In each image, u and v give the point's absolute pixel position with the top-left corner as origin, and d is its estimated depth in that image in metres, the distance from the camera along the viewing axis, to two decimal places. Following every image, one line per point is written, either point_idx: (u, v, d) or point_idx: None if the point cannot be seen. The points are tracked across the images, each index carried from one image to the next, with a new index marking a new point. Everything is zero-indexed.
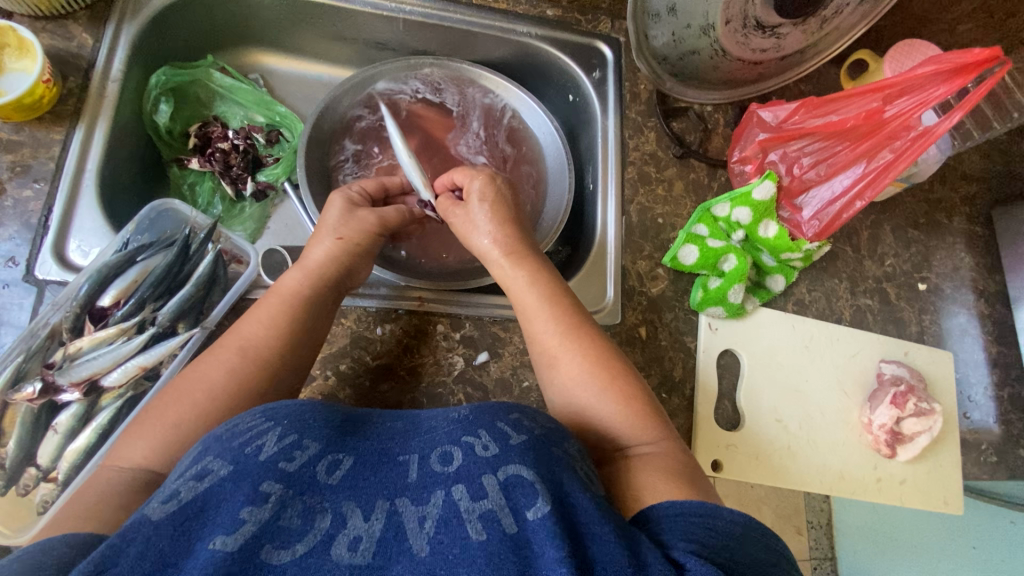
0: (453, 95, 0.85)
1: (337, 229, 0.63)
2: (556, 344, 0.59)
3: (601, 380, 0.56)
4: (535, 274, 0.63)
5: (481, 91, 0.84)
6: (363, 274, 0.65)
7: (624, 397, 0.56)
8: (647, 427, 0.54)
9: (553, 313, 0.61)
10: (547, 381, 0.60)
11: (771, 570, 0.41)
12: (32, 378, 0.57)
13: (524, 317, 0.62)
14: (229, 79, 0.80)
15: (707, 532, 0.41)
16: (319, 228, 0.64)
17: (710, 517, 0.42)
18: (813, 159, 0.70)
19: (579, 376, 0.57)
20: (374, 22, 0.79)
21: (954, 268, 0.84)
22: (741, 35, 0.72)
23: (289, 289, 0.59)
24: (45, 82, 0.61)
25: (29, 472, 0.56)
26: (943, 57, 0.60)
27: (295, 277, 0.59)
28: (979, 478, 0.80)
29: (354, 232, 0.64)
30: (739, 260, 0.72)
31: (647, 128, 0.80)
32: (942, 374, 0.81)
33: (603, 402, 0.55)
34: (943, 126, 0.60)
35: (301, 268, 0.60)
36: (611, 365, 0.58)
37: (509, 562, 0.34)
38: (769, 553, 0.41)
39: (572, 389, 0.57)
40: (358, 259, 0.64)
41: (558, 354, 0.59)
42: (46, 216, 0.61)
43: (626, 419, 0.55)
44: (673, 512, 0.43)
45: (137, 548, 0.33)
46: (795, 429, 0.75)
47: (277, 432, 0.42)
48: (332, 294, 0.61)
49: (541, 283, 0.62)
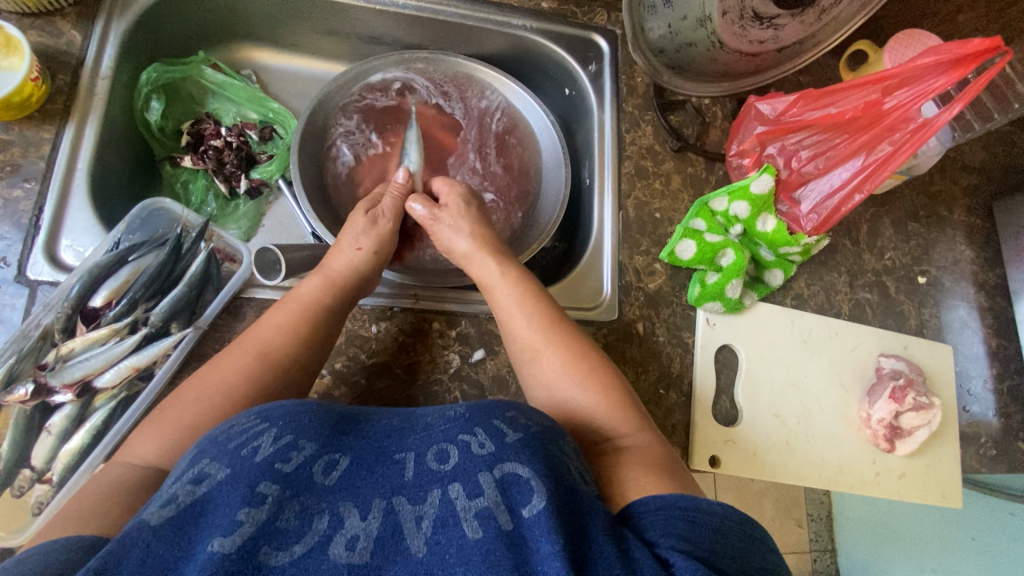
0: (458, 108, 0.84)
1: (356, 240, 0.64)
2: (537, 336, 0.60)
3: (580, 373, 0.57)
4: (515, 272, 0.65)
5: (478, 94, 0.83)
6: (375, 275, 0.65)
7: (602, 387, 0.56)
8: (628, 417, 0.54)
9: (534, 306, 0.62)
10: (526, 378, 0.60)
11: (753, 564, 0.40)
12: (25, 379, 0.56)
13: (502, 321, 0.62)
14: (220, 75, 0.79)
15: (688, 525, 0.40)
16: (339, 239, 0.65)
17: (691, 509, 0.42)
18: (811, 152, 0.70)
19: (559, 372, 0.57)
20: (366, 16, 0.78)
21: (954, 261, 0.83)
22: (739, 27, 0.69)
23: (310, 297, 0.59)
24: (34, 81, 0.60)
25: (23, 474, 0.56)
26: (942, 48, 0.59)
27: (316, 285, 0.60)
28: (978, 471, 0.80)
29: (377, 241, 0.65)
30: (737, 254, 0.71)
31: (644, 122, 0.80)
32: (941, 368, 0.80)
33: (584, 392, 0.56)
34: (942, 118, 0.60)
35: (322, 276, 0.61)
36: (588, 361, 0.58)
37: (504, 559, 0.34)
38: (751, 545, 0.41)
39: (552, 383, 0.57)
40: (377, 267, 0.65)
41: (537, 352, 0.59)
42: (37, 216, 0.61)
43: (609, 406, 0.55)
44: (652, 507, 0.42)
45: (137, 554, 0.32)
46: (793, 423, 0.74)
47: (273, 433, 0.41)
48: (345, 293, 0.61)
49: (521, 282, 0.64)
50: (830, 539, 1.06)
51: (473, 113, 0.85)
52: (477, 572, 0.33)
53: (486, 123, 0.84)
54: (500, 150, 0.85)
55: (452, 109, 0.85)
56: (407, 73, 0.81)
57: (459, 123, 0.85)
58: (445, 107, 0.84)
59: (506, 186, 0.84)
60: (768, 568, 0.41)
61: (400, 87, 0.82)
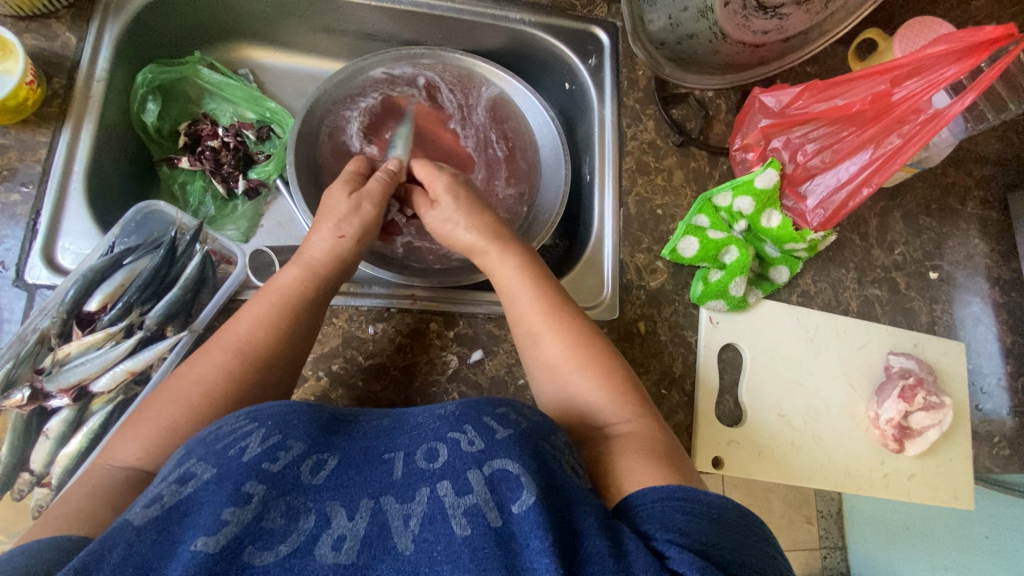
0: (472, 137, 0.84)
1: (338, 225, 0.61)
2: (539, 320, 0.58)
3: (580, 359, 0.55)
4: (520, 259, 0.62)
5: (483, 98, 0.83)
6: (353, 266, 0.63)
7: (603, 374, 0.54)
8: (630, 403, 0.53)
9: (538, 290, 0.60)
10: (533, 366, 0.58)
11: (755, 555, 0.39)
12: (22, 384, 0.57)
13: (511, 309, 0.60)
14: (217, 75, 0.79)
15: (686, 517, 0.39)
16: (323, 216, 0.62)
17: (690, 500, 0.40)
18: (817, 145, 0.68)
19: (559, 361, 0.56)
20: (362, 13, 0.77)
21: (968, 256, 0.81)
22: (742, 17, 0.68)
23: (285, 287, 0.57)
24: (28, 83, 0.60)
25: (23, 477, 0.56)
26: (954, 36, 0.57)
27: (293, 275, 0.58)
28: (991, 471, 0.78)
29: (362, 227, 0.62)
30: (740, 252, 0.70)
31: (646, 116, 0.78)
32: (953, 365, 0.78)
33: (584, 379, 0.54)
34: (953, 109, 0.57)
35: (300, 266, 0.59)
36: (591, 347, 0.56)
37: (492, 556, 0.33)
38: (751, 534, 0.40)
39: (556, 372, 0.56)
40: (358, 253, 0.62)
41: (540, 336, 0.57)
42: (34, 219, 0.61)
43: (611, 395, 0.53)
44: (651, 499, 0.41)
45: (120, 553, 0.32)
46: (799, 422, 0.73)
47: (260, 433, 0.40)
48: (325, 284, 0.59)
49: (522, 266, 0.61)
50: (841, 537, 1.08)
51: (481, 129, 0.84)
52: (465, 568, 0.33)
53: (491, 153, 0.83)
54: (510, 169, 0.83)
55: (465, 138, 0.84)
56: (411, 69, 0.80)
57: (471, 155, 0.83)
58: (460, 133, 0.83)
59: (514, 201, 0.82)
60: (770, 560, 0.40)
61: (427, 84, 0.82)
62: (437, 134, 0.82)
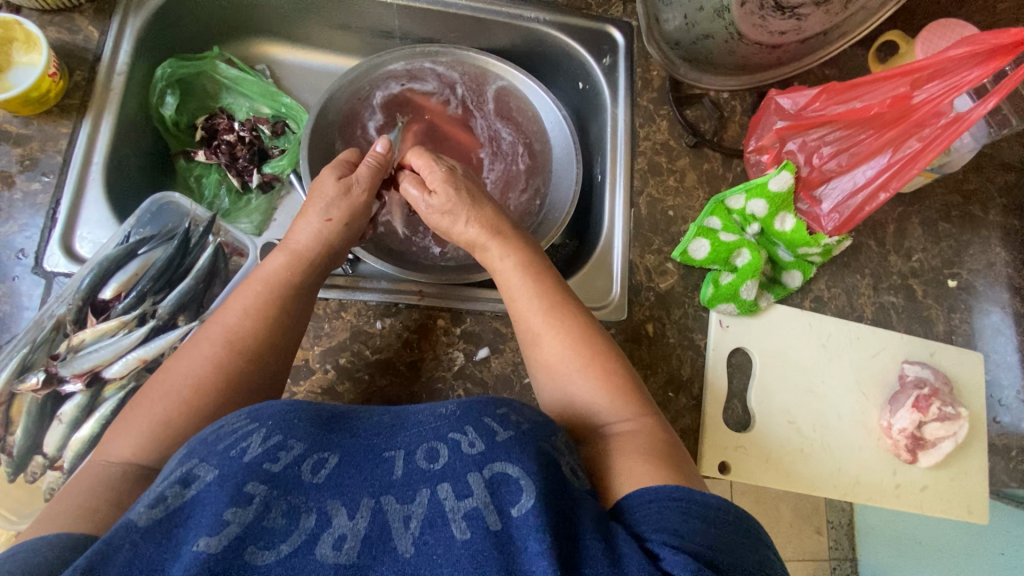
0: (495, 167, 0.84)
1: (327, 210, 0.62)
2: (539, 320, 0.57)
3: (582, 358, 0.54)
4: (523, 258, 0.61)
5: (503, 96, 0.83)
6: (345, 250, 0.64)
7: (604, 374, 0.54)
8: (629, 403, 0.52)
9: (539, 285, 0.59)
10: (531, 363, 0.57)
11: (753, 560, 0.38)
12: (37, 368, 0.58)
13: (511, 304, 0.60)
14: (234, 70, 0.80)
15: (683, 518, 0.39)
16: (314, 199, 0.62)
17: (685, 500, 0.40)
18: (833, 148, 0.67)
19: (561, 356, 0.55)
20: (379, 11, 0.77)
21: (989, 264, 0.79)
22: (759, 17, 0.66)
23: (274, 273, 0.58)
24: (51, 76, 0.62)
25: (36, 460, 0.57)
26: (977, 38, 0.55)
27: (281, 261, 0.58)
28: (1007, 485, 0.77)
29: (351, 212, 0.63)
30: (752, 255, 0.69)
31: (659, 116, 0.77)
32: (971, 377, 0.76)
33: (585, 379, 0.53)
34: (976, 113, 0.56)
35: (287, 250, 0.59)
36: (594, 347, 0.55)
37: (491, 559, 0.33)
38: (749, 539, 0.39)
39: (552, 368, 0.55)
40: (348, 240, 0.63)
41: (539, 335, 0.57)
42: (54, 209, 0.62)
43: (611, 395, 0.53)
44: (647, 499, 0.41)
45: (125, 556, 0.32)
46: (809, 431, 0.72)
47: (262, 433, 0.40)
48: (311, 269, 0.59)
49: (524, 266, 0.61)
50: (852, 548, 1.07)
51: (506, 150, 0.84)
52: (465, 572, 0.33)
53: (512, 175, 0.83)
54: (529, 180, 0.83)
55: (490, 171, 0.84)
56: (446, 67, 0.81)
57: (494, 181, 0.83)
58: (487, 164, 0.84)
59: (528, 202, 0.82)
60: (768, 564, 0.39)
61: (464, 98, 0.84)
62: (449, 133, 0.84)
